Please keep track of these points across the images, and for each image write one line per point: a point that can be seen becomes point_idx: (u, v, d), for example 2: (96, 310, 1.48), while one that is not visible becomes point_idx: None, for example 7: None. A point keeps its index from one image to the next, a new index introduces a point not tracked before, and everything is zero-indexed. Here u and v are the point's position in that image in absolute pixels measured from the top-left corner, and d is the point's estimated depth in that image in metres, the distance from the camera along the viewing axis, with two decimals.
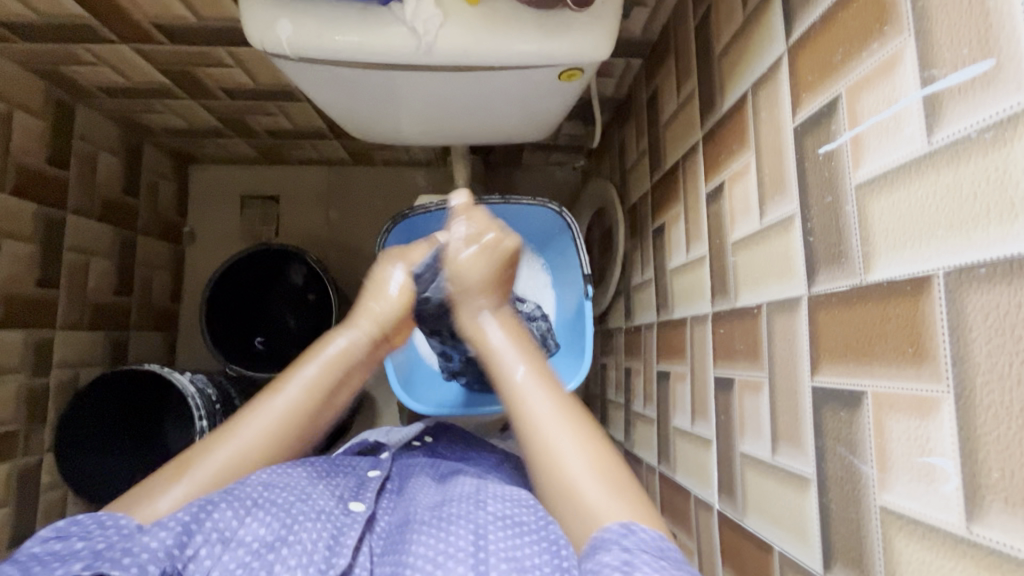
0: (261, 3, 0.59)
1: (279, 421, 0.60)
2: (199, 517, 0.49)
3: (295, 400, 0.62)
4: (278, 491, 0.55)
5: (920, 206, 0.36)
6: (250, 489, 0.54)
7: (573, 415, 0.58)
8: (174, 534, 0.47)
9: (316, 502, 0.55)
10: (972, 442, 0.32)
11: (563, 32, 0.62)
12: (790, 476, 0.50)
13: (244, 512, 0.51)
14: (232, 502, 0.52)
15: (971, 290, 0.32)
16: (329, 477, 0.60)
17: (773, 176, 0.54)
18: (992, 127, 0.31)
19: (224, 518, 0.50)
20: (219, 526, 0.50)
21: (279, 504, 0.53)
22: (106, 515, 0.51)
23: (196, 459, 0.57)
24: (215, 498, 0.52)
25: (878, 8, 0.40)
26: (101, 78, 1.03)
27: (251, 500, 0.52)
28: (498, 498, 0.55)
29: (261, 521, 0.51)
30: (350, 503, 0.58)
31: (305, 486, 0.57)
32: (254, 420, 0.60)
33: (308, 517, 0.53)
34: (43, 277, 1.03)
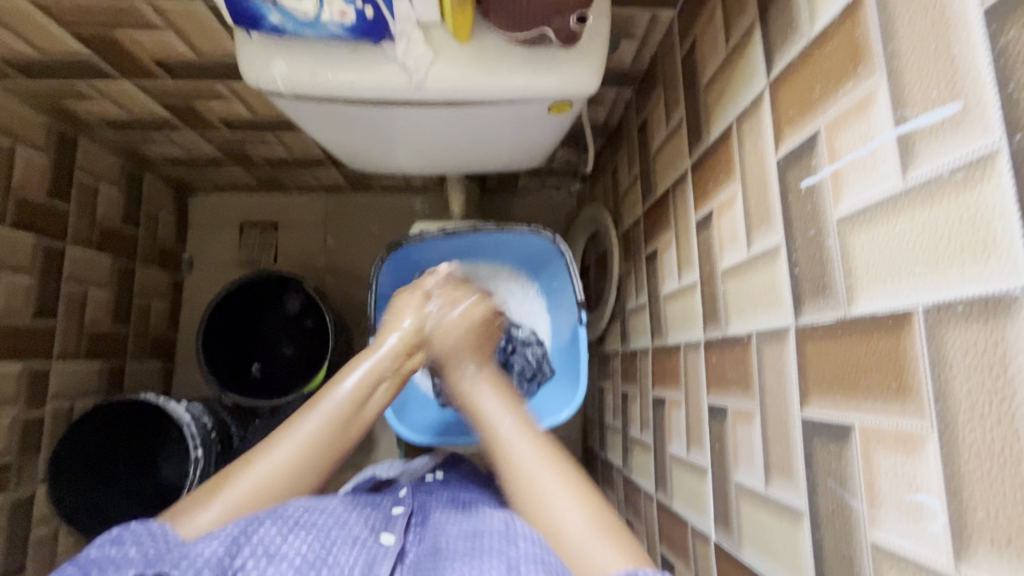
0: (255, 42, 0.61)
1: (303, 447, 0.60)
2: (246, 531, 0.50)
3: (327, 423, 0.62)
4: (318, 515, 0.55)
5: (898, 243, 0.36)
6: (292, 511, 0.54)
7: (559, 463, 0.59)
8: (224, 544, 0.49)
9: (351, 531, 0.55)
10: (956, 480, 0.32)
11: (551, 67, 0.63)
12: (783, 508, 0.49)
13: (287, 530, 0.52)
14: (277, 522, 0.52)
15: (950, 326, 0.32)
16: (358, 508, 0.60)
17: (759, 207, 0.54)
18: (962, 167, 0.32)
19: (268, 534, 0.50)
20: (263, 543, 0.50)
21: (320, 527, 0.53)
22: (157, 526, 0.53)
23: (233, 476, 0.58)
24: (262, 515, 0.52)
25: (852, 48, 0.41)
26: (102, 112, 1.06)
27: (293, 520, 0.53)
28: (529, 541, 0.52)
29: (302, 539, 0.51)
30: (382, 534, 0.57)
31: (341, 513, 0.57)
32: (288, 440, 0.60)
33: (343, 545, 0.52)
34: (40, 308, 1.04)
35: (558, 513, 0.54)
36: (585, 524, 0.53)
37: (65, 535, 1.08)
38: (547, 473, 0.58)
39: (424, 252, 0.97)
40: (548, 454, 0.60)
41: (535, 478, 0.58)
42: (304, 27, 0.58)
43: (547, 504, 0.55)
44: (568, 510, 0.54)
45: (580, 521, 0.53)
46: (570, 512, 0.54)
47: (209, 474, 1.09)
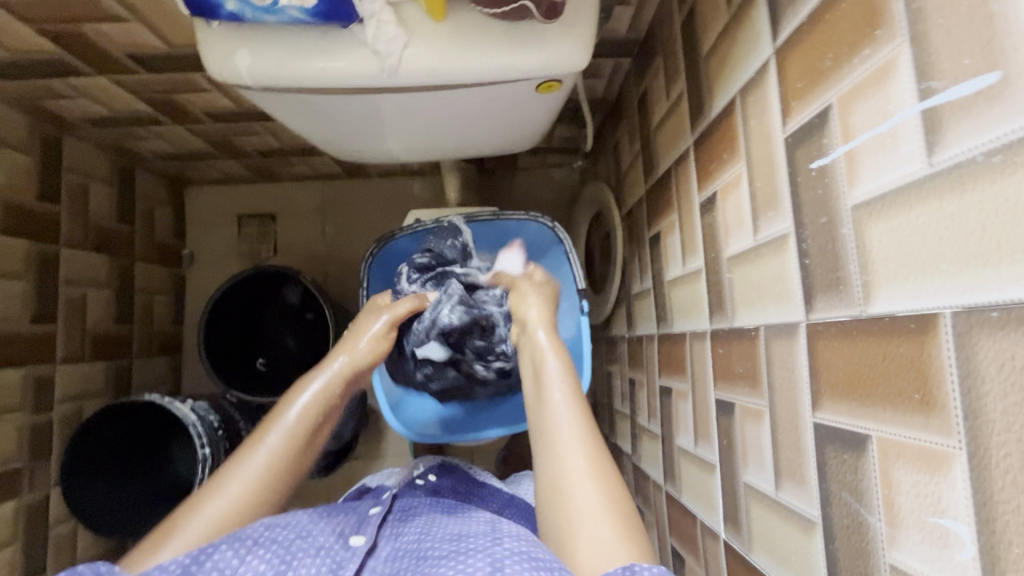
0: (216, 32, 0.57)
1: (263, 475, 0.58)
2: (199, 559, 0.48)
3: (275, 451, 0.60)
4: (279, 530, 0.53)
5: (921, 236, 0.32)
6: (252, 529, 0.52)
7: (589, 430, 0.57)
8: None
9: (316, 539, 0.54)
10: (989, 507, 0.28)
11: (537, 44, 0.58)
12: (795, 516, 0.46)
13: (244, 552, 0.50)
14: (234, 543, 0.50)
15: (983, 335, 0.28)
16: (329, 516, 0.59)
17: (765, 190, 0.49)
18: (1000, 150, 0.27)
19: (224, 557, 0.48)
20: (219, 566, 0.48)
21: (279, 542, 0.52)
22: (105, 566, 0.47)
23: (182, 520, 0.55)
24: (218, 539, 0.50)
25: (868, 8, 0.36)
26: (84, 110, 1.02)
27: (252, 539, 0.51)
28: (514, 536, 0.49)
29: (260, 558, 0.50)
30: (351, 538, 0.57)
31: (305, 525, 0.55)
32: (234, 477, 0.58)
33: (307, 553, 0.52)
34: (40, 313, 1.03)
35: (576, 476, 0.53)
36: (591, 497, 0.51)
37: (83, 534, 1.10)
38: (575, 433, 0.56)
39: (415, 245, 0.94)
40: (574, 407, 0.59)
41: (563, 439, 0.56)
42: (264, 13, 0.53)
43: (565, 469, 0.54)
44: (581, 474, 0.53)
45: (588, 491, 0.52)
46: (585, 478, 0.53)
47: None
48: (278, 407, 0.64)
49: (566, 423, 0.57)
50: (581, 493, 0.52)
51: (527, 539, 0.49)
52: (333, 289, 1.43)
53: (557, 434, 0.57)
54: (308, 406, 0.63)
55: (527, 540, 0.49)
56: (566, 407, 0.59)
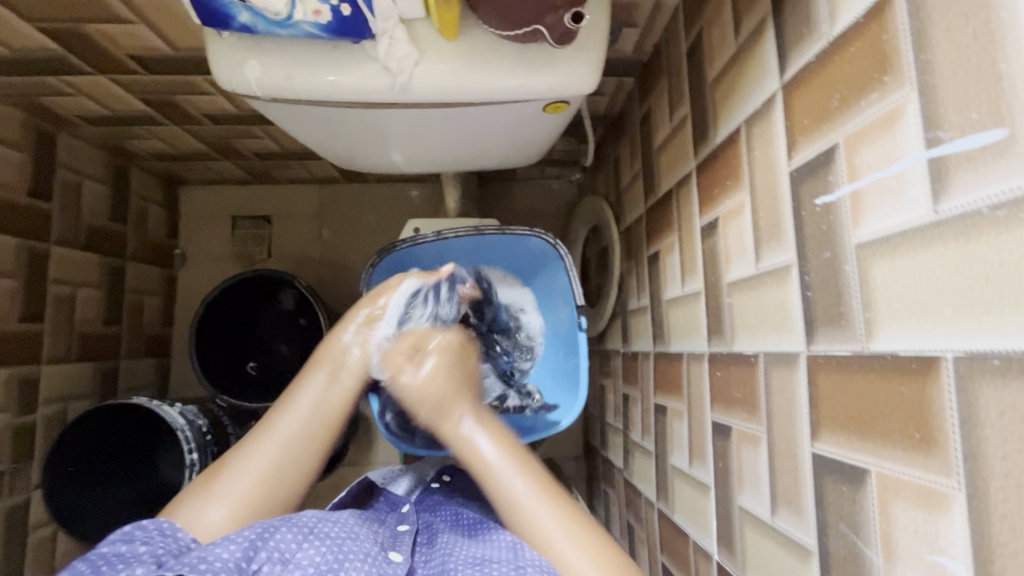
0: (227, 43, 0.57)
1: (282, 449, 0.64)
2: (263, 537, 0.50)
3: (300, 419, 0.67)
4: (330, 525, 0.56)
5: (925, 280, 0.33)
6: (307, 519, 0.55)
7: (545, 486, 0.62)
8: (242, 547, 0.48)
9: (362, 545, 0.55)
10: (986, 549, 0.29)
11: (548, 66, 0.59)
12: (791, 542, 0.47)
13: (302, 538, 0.52)
14: (292, 528, 0.53)
15: (984, 380, 0.29)
16: (369, 524, 0.61)
17: (769, 221, 0.50)
18: (1005, 204, 0.28)
19: (284, 540, 0.51)
20: (280, 547, 0.50)
21: (332, 538, 0.54)
22: (167, 525, 0.54)
23: (220, 480, 0.61)
24: (277, 521, 0.53)
25: (878, 56, 0.37)
26: (82, 108, 1.01)
27: (308, 527, 0.54)
28: (536, 568, 0.53)
29: (316, 548, 0.52)
30: (391, 552, 0.57)
31: (354, 526, 0.57)
32: (264, 439, 0.65)
33: (357, 556, 0.53)
34: (28, 312, 1.01)
35: (547, 528, 0.58)
36: (578, 555, 0.55)
37: (64, 538, 1.07)
38: (530, 493, 0.61)
39: (403, 262, 0.93)
40: (531, 469, 0.64)
41: (528, 510, 0.60)
42: (276, 26, 0.53)
43: (517, 494, 0.61)
44: (527, 497, 0.61)
45: (571, 550, 0.56)
46: (566, 537, 0.57)
47: None
48: (291, 391, 0.69)
49: (524, 495, 0.61)
50: (569, 552, 0.56)
51: (548, 572, 0.53)
52: (327, 293, 1.42)
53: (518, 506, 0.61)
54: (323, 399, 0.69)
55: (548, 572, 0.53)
56: (518, 474, 0.63)
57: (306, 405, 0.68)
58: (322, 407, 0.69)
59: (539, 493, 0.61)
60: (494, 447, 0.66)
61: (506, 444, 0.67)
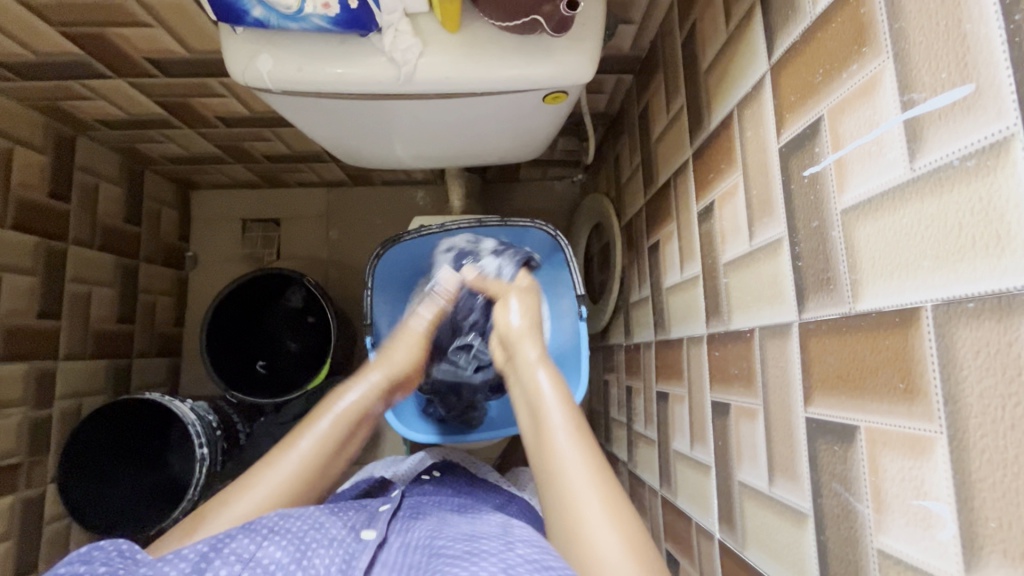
0: (241, 38, 0.60)
1: (294, 475, 0.62)
2: (218, 547, 0.49)
3: (306, 454, 0.63)
4: (293, 520, 0.54)
5: (906, 235, 0.34)
6: (267, 518, 0.53)
7: (596, 466, 0.57)
8: (193, 565, 0.47)
9: (329, 531, 0.55)
10: (967, 487, 0.30)
11: (546, 56, 0.61)
12: (787, 509, 0.47)
13: (261, 539, 0.51)
14: (250, 532, 0.51)
15: (960, 324, 0.31)
16: (340, 512, 0.61)
17: (761, 198, 0.52)
18: (974, 155, 0.30)
19: (241, 544, 0.50)
20: (238, 552, 0.49)
21: (294, 532, 0.53)
22: (127, 546, 0.50)
23: (209, 518, 0.58)
24: (235, 530, 0.51)
25: (856, 28, 0.38)
26: (100, 111, 1.05)
27: (267, 528, 0.52)
28: (525, 541, 0.51)
29: (277, 544, 0.50)
30: (361, 532, 0.59)
31: (317, 516, 0.56)
32: (266, 476, 0.61)
33: (320, 543, 0.53)
34: (46, 308, 1.04)
35: (590, 511, 0.52)
36: (608, 528, 0.51)
37: (77, 532, 1.09)
38: (590, 489, 0.54)
39: (406, 256, 0.95)
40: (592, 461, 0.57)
41: (575, 491, 0.54)
42: (288, 20, 0.56)
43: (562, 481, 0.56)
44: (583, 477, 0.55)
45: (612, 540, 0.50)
46: (600, 515, 0.52)
47: (215, 471, 1.09)
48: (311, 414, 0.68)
49: (579, 471, 0.56)
50: (603, 536, 0.50)
51: (538, 543, 0.51)
52: (334, 293, 1.45)
53: (565, 469, 0.57)
54: (349, 407, 0.68)
55: (542, 546, 0.50)
56: (571, 439, 0.59)
57: (331, 428, 0.66)
58: (342, 435, 0.66)
59: (591, 473, 0.56)
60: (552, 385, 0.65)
61: (578, 432, 0.61)
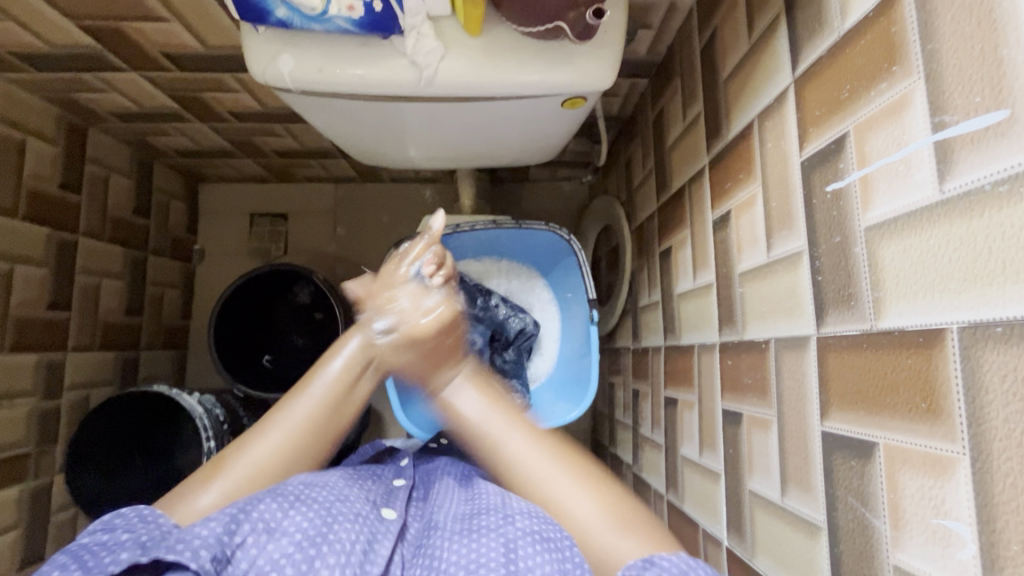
0: (262, 38, 0.59)
1: (305, 427, 0.59)
2: (244, 511, 0.48)
3: (316, 403, 0.60)
4: (320, 489, 0.53)
5: (933, 256, 0.35)
6: (293, 486, 0.52)
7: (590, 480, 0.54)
8: (223, 524, 0.47)
9: (354, 505, 0.53)
10: (989, 509, 0.30)
11: (566, 62, 0.61)
12: (800, 521, 0.48)
13: (288, 505, 0.50)
14: (277, 497, 0.50)
15: (987, 348, 0.31)
16: (361, 481, 0.59)
17: (781, 210, 0.52)
18: (1007, 180, 0.30)
19: (268, 509, 0.49)
20: (264, 517, 0.48)
21: (321, 501, 0.51)
22: (150, 511, 0.50)
23: (229, 459, 0.56)
24: (261, 493, 0.50)
25: (887, 46, 0.39)
26: (112, 104, 1.05)
27: (293, 496, 0.51)
28: (525, 513, 0.51)
29: (303, 514, 0.49)
30: (383, 509, 0.56)
31: (342, 488, 0.55)
32: (278, 424, 0.59)
33: (346, 518, 0.51)
34: (56, 299, 1.05)
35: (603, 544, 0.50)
36: (588, 504, 0.52)
37: (83, 522, 1.10)
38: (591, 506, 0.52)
39: None
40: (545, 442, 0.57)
41: (535, 471, 0.55)
42: (311, 21, 0.56)
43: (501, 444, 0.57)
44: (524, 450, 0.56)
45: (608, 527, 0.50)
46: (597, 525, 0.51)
47: None
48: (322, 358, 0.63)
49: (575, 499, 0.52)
50: None
51: (538, 515, 0.51)
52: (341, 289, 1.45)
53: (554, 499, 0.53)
54: (353, 359, 0.63)
55: (537, 516, 0.51)
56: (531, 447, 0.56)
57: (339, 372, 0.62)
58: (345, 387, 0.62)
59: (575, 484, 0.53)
60: (485, 406, 0.59)
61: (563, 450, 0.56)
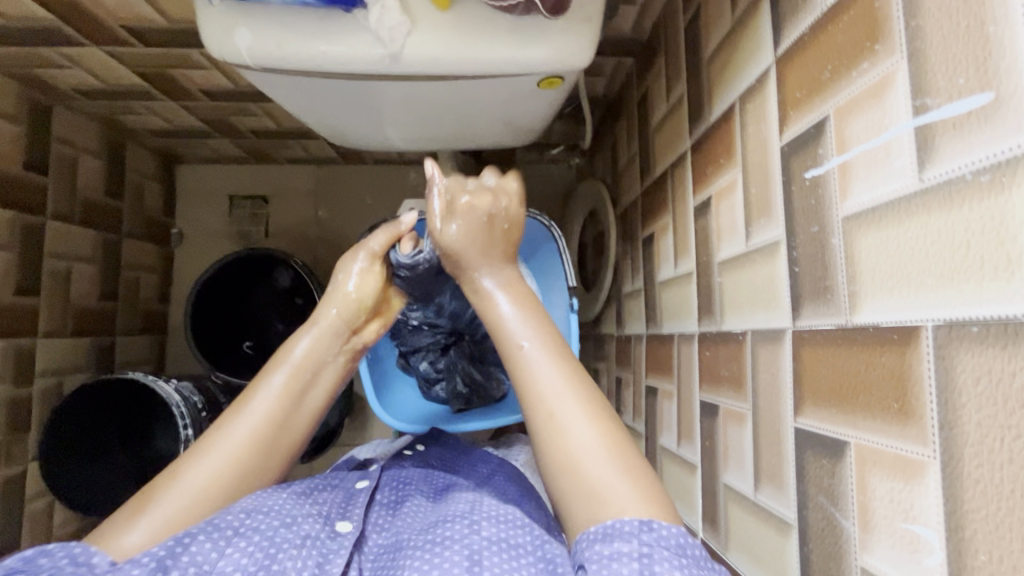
0: (217, 10, 0.56)
1: (259, 429, 0.56)
2: (176, 551, 0.47)
3: (261, 415, 0.56)
4: (261, 517, 0.51)
5: (910, 249, 0.33)
6: (230, 516, 0.50)
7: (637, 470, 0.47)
8: (148, 570, 0.45)
9: (302, 528, 0.51)
10: (958, 516, 0.29)
11: (540, 38, 0.58)
12: (772, 517, 0.47)
13: (224, 544, 0.48)
14: (210, 532, 0.49)
15: (962, 349, 0.29)
16: (313, 495, 0.57)
17: (760, 197, 0.50)
18: (988, 170, 0.28)
19: (203, 549, 0.47)
20: (197, 561, 0.47)
21: (263, 531, 0.49)
22: (79, 548, 0.48)
23: (157, 493, 0.52)
24: (194, 528, 0.48)
25: (870, 23, 0.36)
26: (77, 81, 1.01)
27: (231, 529, 0.49)
28: (492, 520, 0.50)
29: (242, 550, 0.48)
30: (338, 523, 0.54)
31: (288, 509, 0.53)
32: (220, 440, 0.55)
33: (291, 546, 0.49)
34: (23, 285, 1.01)
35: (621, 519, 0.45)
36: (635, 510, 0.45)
37: (60, 510, 1.08)
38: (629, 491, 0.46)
39: None
40: (572, 372, 0.52)
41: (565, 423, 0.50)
42: None
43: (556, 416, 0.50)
44: (562, 392, 0.51)
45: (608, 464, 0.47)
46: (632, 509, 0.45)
47: None
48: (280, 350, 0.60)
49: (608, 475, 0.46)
50: None
51: (506, 521, 0.50)
52: (323, 274, 1.42)
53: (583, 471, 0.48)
54: (309, 352, 0.60)
55: (504, 522, 0.50)
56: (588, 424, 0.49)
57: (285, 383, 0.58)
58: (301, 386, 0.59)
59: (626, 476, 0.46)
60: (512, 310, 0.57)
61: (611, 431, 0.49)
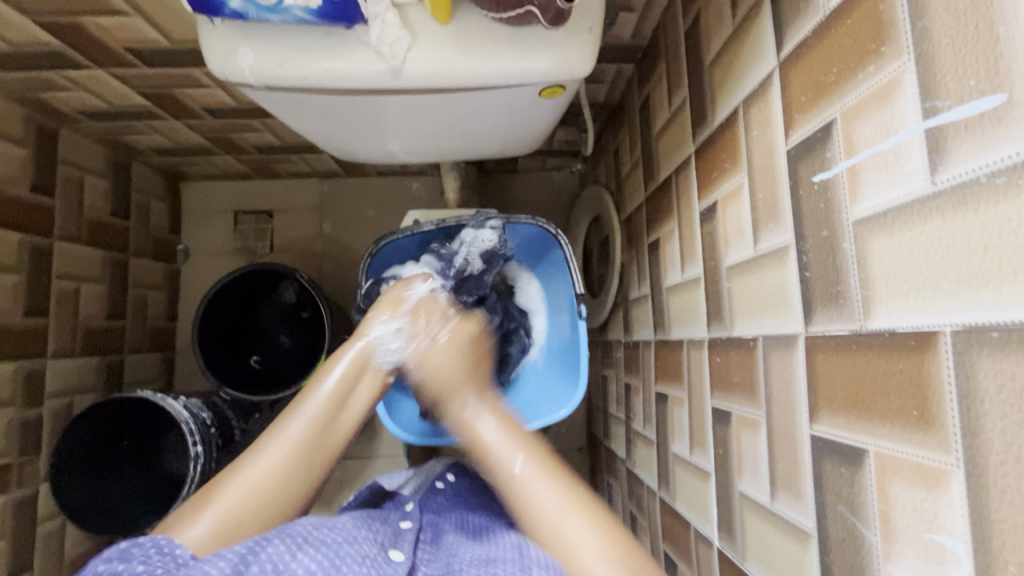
0: (219, 30, 0.56)
1: (295, 449, 0.55)
2: (254, 550, 0.44)
3: (310, 421, 0.57)
4: (326, 532, 0.50)
5: (925, 253, 0.32)
6: (300, 528, 0.49)
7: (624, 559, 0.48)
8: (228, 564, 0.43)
9: (361, 548, 0.50)
10: (985, 526, 0.29)
11: (540, 49, 0.58)
12: (790, 527, 0.46)
13: (295, 548, 0.46)
14: (284, 539, 0.47)
15: (982, 354, 0.29)
16: (367, 525, 0.56)
17: (767, 202, 0.49)
18: (1004, 171, 0.27)
19: (276, 551, 0.45)
20: (272, 560, 0.44)
21: (328, 544, 0.48)
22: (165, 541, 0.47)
23: (218, 487, 0.53)
24: (270, 533, 0.47)
25: (875, 25, 0.36)
26: (82, 103, 1.02)
27: (301, 537, 0.48)
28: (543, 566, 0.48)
29: (311, 556, 0.46)
30: (390, 553, 0.53)
31: (350, 530, 0.52)
32: (273, 443, 0.55)
33: (354, 560, 0.48)
34: (33, 306, 1.02)
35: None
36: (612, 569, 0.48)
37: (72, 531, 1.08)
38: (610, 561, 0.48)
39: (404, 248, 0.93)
40: (553, 473, 0.55)
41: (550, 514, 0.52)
42: (268, 12, 0.53)
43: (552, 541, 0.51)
44: (556, 501, 0.53)
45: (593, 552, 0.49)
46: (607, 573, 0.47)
47: (211, 470, 1.07)
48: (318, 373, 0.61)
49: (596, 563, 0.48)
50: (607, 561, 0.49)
51: (559, 571, 0.47)
52: (329, 287, 1.42)
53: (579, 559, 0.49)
54: (340, 382, 0.60)
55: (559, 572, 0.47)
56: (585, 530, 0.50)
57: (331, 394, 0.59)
58: (334, 409, 0.59)
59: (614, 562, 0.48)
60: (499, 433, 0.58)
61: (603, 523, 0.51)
